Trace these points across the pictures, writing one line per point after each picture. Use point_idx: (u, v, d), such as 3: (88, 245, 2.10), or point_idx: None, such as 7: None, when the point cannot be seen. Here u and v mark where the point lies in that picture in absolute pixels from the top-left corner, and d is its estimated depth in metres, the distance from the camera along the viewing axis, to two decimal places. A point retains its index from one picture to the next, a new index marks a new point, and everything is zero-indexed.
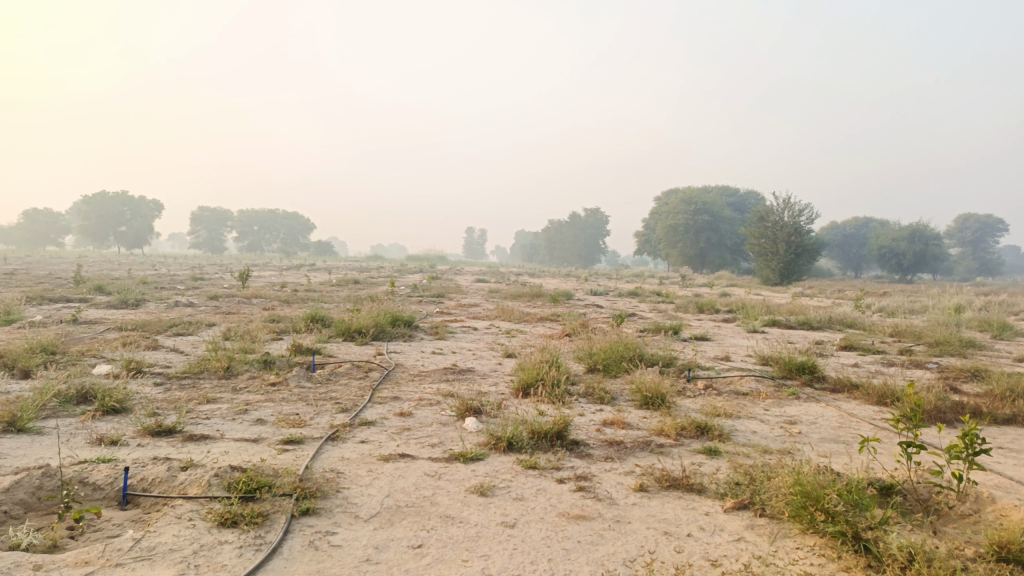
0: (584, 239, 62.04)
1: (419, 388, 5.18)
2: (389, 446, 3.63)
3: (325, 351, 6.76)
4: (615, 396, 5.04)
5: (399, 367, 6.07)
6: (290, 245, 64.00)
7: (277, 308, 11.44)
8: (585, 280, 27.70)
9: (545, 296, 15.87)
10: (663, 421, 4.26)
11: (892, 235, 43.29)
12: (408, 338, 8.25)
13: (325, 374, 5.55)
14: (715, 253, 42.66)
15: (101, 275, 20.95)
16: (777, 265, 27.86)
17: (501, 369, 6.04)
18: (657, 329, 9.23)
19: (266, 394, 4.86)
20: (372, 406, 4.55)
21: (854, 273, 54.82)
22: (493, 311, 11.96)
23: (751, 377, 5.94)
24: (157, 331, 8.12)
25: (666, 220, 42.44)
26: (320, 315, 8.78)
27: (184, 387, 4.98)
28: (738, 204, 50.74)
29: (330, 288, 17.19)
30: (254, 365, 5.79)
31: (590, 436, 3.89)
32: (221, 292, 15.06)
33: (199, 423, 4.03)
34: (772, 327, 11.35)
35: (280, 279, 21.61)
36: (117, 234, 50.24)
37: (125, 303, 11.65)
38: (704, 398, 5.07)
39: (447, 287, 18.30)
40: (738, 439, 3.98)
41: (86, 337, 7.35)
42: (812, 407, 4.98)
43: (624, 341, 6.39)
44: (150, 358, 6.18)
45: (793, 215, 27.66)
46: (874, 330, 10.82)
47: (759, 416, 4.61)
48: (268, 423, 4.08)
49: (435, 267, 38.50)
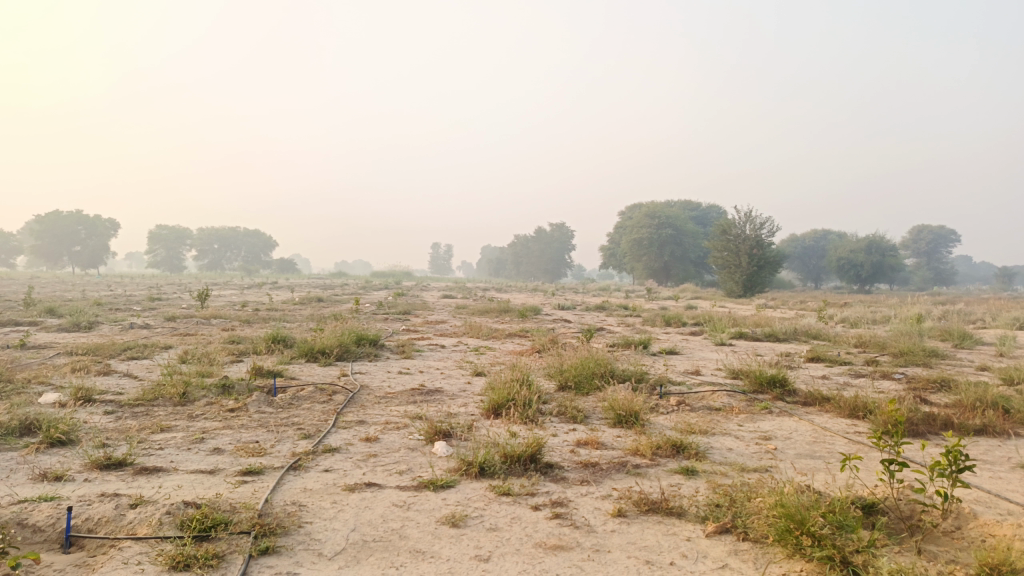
0: (550, 253, 62.19)
1: (385, 412, 5.01)
2: (354, 474, 3.47)
3: (288, 374, 6.54)
4: (588, 414, 4.93)
5: (364, 389, 5.88)
6: (252, 263, 62.94)
7: (238, 329, 11.13)
8: (552, 295, 27.71)
9: (513, 311, 15.76)
10: (637, 440, 4.16)
11: (849, 246, 44.23)
12: (374, 357, 8.06)
13: (287, 398, 5.35)
14: (679, 266, 43.06)
15: (53, 296, 20.25)
16: (740, 277, 28.19)
17: (470, 389, 5.90)
18: (627, 343, 9.17)
19: (225, 421, 4.64)
20: (336, 432, 4.36)
21: (814, 284, 55.82)
22: (461, 328, 11.79)
23: (723, 392, 5.89)
24: (110, 355, 7.79)
25: (631, 234, 42.77)
26: (283, 335, 8.53)
27: (137, 416, 4.73)
28: (700, 218, 51.40)
29: (293, 307, 16.84)
30: (212, 389, 5.56)
31: (564, 458, 3.77)
32: (180, 312, 14.66)
33: (152, 454, 3.81)
34: (739, 339, 11.40)
35: (241, 298, 21.15)
36: (72, 253, 48.84)
37: (77, 326, 11.21)
38: (677, 415, 4.98)
39: (414, 304, 18.07)
40: (715, 457, 3.89)
41: (33, 363, 7.00)
42: (786, 421, 4.94)
43: (594, 357, 6.29)
44: (102, 385, 5.90)
45: (754, 228, 28.09)
46: (840, 341, 10.93)
47: (734, 432, 4.54)
48: (226, 452, 3.88)
49: (400, 284, 38.19)
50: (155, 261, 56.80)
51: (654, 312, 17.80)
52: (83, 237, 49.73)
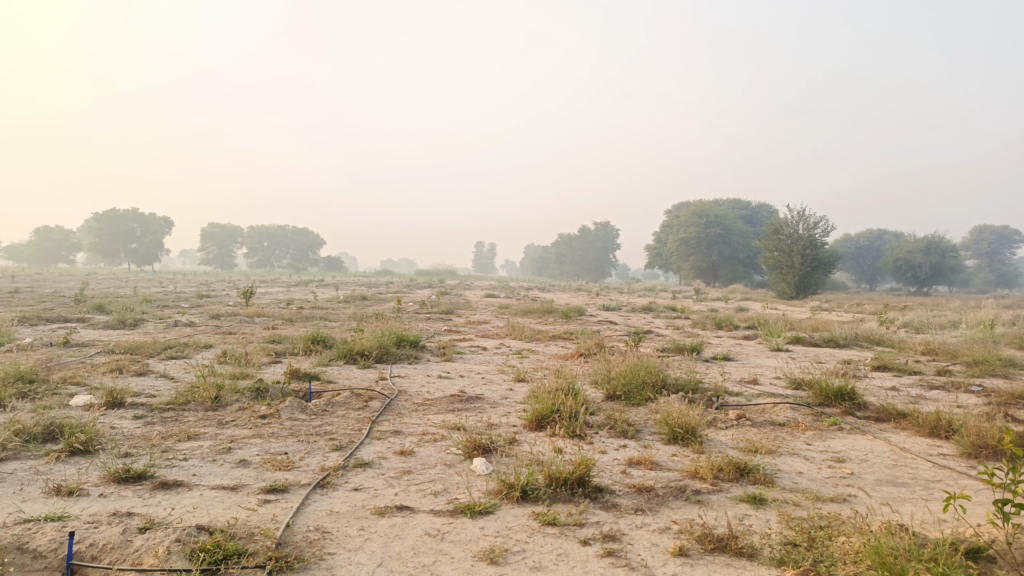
0: (595, 253, 61.52)
1: (423, 421, 4.72)
2: (385, 495, 3.18)
3: (325, 377, 6.31)
4: (639, 429, 4.56)
5: (402, 395, 5.61)
6: (300, 261, 63.80)
7: (280, 327, 11.05)
8: (596, 295, 27.20)
9: (557, 311, 15.39)
10: (695, 461, 3.78)
11: (907, 246, 42.56)
12: (414, 359, 7.80)
13: (321, 404, 5.10)
14: (728, 267, 42.04)
15: (106, 293, 20.65)
16: (792, 278, 27.24)
17: (513, 397, 5.57)
18: (677, 348, 8.73)
19: (255, 429, 4.41)
20: (369, 444, 4.09)
21: (869, 285, 53.97)
22: (504, 329, 11.48)
23: (785, 404, 5.44)
24: (149, 354, 7.70)
25: (678, 233, 41.89)
26: (322, 336, 8.33)
27: (165, 422, 4.53)
28: (750, 217, 50.12)
29: (337, 305, 16.76)
30: (245, 393, 5.35)
31: (616, 481, 3.42)
32: (224, 310, 14.71)
33: (175, 466, 3.58)
34: (796, 344, 10.85)
35: (286, 297, 21.23)
36: (127, 250, 50.05)
37: (122, 323, 11.28)
38: (738, 432, 4.57)
39: (457, 303, 17.85)
40: (785, 484, 3.49)
41: (73, 362, 6.93)
42: (859, 440, 4.49)
43: (645, 364, 5.90)
44: (137, 386, 5.75)
45: (807, 227, 27.17)
46: (906, 347, 10.30)
47: (802, 453, 4.13)
48: (252, 465, 3.62)
49: (443, 282, 38.19)
50: (206, 259, 58.01)
51: (703, 314, 17.20)
52: (138, 235, 51.08)
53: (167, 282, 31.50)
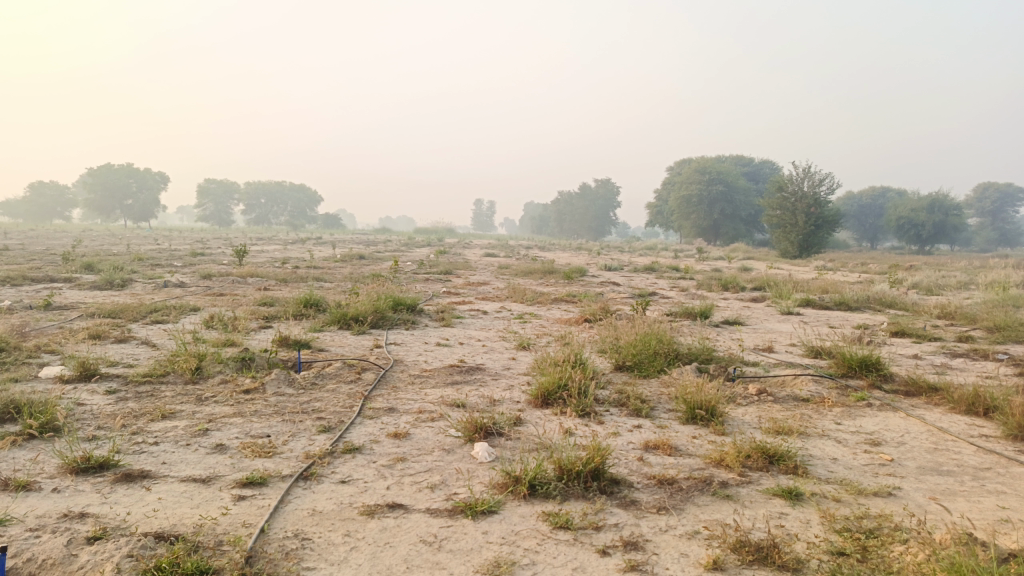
0: (595, 210, 60.86)
1: (419, 396, 4.36)
2: (376, 489, 2.83)
3: (317, 344, 5.95)
4: (653, 405, 4.21)
5: (397, 365, 5.24)
6: (298, 218, 63.11)
7: (272, 289, 10.68)
8: (597, 254, 26.72)
9: (559, 272, 14.99)
10: (718, 445, 3.43)
11: (910, 205, 42.01)
12: (411, 324, 7.44)
13: (309, 376, 4.74)
14: (729, 225, 41.47)
15: (97, 251, 20.17)
16: (796, 237, 26.75)
17: (516, 368, 5.21)
18: (686, 312, 8.35)
19: (237, 406, 4.05)
20: (360, 425, 3.73)
21: (871, 244, 53.49)
22: (504, 291, 11.07)
23: (807, 377, 5.08)
24: (132, 317, 7.33)
25: (680, 190, 41.21)
26: (315, 299, 7.95)
27: (140, 398, 4.18)
28: (752, 174, 49.32)
29: (333, 265, 16.35)
30: (229, 364, 4.95)
31: (634, 470, 3.08)
32: (216, 270, 14.31)
33: (143, 453, 3.22)
34: (806, 306, 10.51)
35: (282, 255, 20.81)
36: (122, 206, 49.41)
37: (110, 283, 10.87)
38: (760, 410, 4.22)
39: (455, 262, 17.46)
40: (821, 474, 3.15)
41: (52, 328, 6.57)
42: (891, 419, 4.15)
43: (657, 332, 5.53)
44: (115, 355, 5.39)
45: (812, 185, 26.61)
46: (920, 311, 9.94)
47: (834, 435, 3.78)
48: (229, 451, 3.27)
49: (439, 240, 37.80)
50: (203, 216, 57.24)
51: (708, 274, 16.75)
52: (134, 190, 50.42)
53: (162, 239, 31.03)
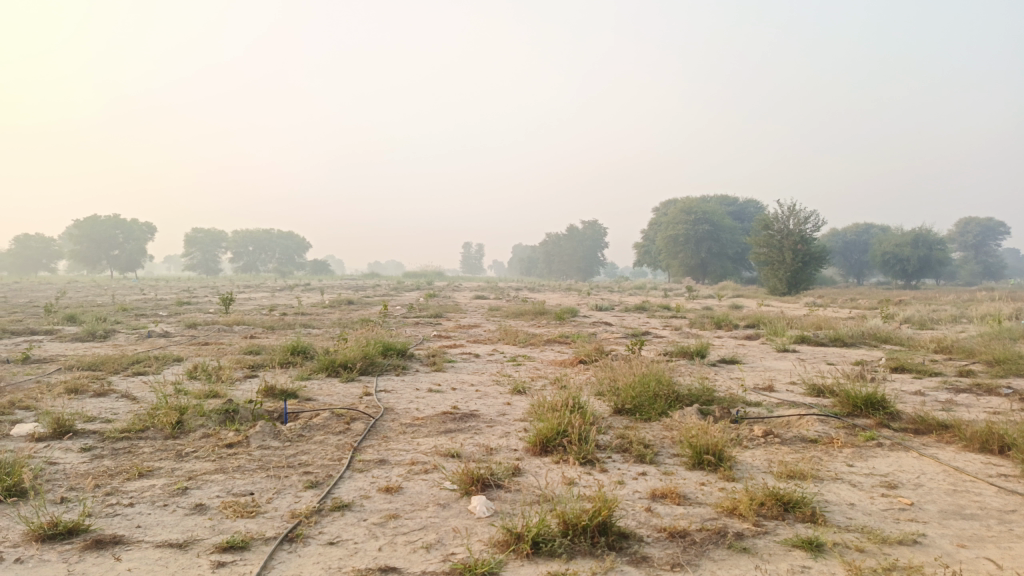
0: (583, 252, 61.09)
1: (411, 446, 4.16)
2: (368, 551, 2.63)
3: (304, 393, 5.74)
4: (657, 451, 4.03)
5: (388, 414, 5.04)
6: (286, 265, 62.89)
7: (259, 336, 10.47)
8: (587, 295, 26.60)
9: (550, 313, 14.85)
10: (729, 492, 3.26)
11: (894, 240, 42.40)
12: (401, 370, 7.24)
13: (296, 427, 4.53)
14: (717, 264, 41.63)
15: (81, 302, 19.85)
16: (784, 274, 26.83)
17: (511, 414, 5.02)
18: (681, 352, 8.21)
19: (219, 461, 3.83)
20: (350, 479, 3.53)
21: (857, 279, 53.81)
22: (496, 333, 10.90)
23: (812, 416, 4.92)
24: (113, 369, 7.10)
25: (667, 230, 41.42)
26: (303, 346, 7.75)
27: (116, 455, 3.95)
28: (738, 213, 49.83)
29: (322, 311, 16.14)
30: (211, 417, 4.73)
31: (642, 522, 2.89)
32: (202, 318, 14.07)
33: (116, 516, 3.00)
34: (801, 343, 10.40)
35: (270, 302, 20.57)
36: (109, 257, 49.10)
37: (92, 335, 10.61)
38: (768, 453, 4.05)
39: (445, 305, 17.35)
40: (839, 522, 2.97)
41: (29, 382, 6.33)
42: (904, 459, 3.99)
43: (655, 373, 5.37)
44: (92, 410, 5.15)
45: (798, 222, 26.81)
46: (916, 346, 9.84)
47: (847, 478, 3.61)
48: (210, 511, 3.06)
49: (429, 284, 37.71)
50: (190, 264, 57.02)
51: (700, 313, 16.67)
52: (121, 241, 50.05)
53: (149, 289, 30.66)
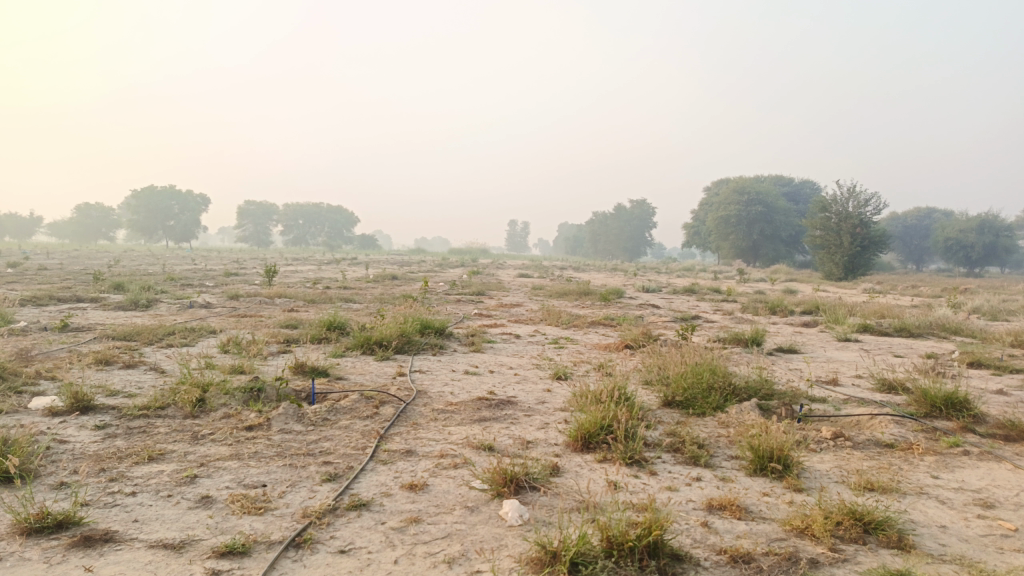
0: (630, 231, 60.06)
1: (441, 436, 3.83)
2: (383, 563, 2.30)
3: (335, 372, 5.47)
4: (712, 452, 3.62)
5: (420, 398, 4.73)
6: (334, 239, 63.51)
7: (298, 310, 10.29)
8: (633, 275, 25.97)
9: (595, 293, 14.40)
10: (798, 507, 2.84)
11: (958, 226, 40.51)
12: (439, 349, 6.94)
13: (322, 410, 4.24)
14: (769, 246, 40.37)
15: (132, 271, 20.17)
16: (841, 259, 25.70)
17: (551, 403, 4.66)
18: (735, 338, 7.72)
19: (236, 446, 3.56)
20: (372, 473, 3.22)
21: (917, 266, 51.68)
22: (538, 313, 10.51)
23: (885, 416, 4.44)
24: (147, 341, 6.95)
25: (718, 211, 40.35)
26: (339, 322, 7.49)
27: (130, 435, 3.72)
28: (792, 195, 48.30)
29: (365, 286, 15.99)
30: (235, 396, 4.48)
31: (698, 541, 2.51)
32: (245, 289, 14.01)
33: (113, 507, 2.74)
34: (863, 333, 9.76)
35: (314, 276, 20.54)
36: (165, 228, 50.14)
37: (135, 304, 10.59)
38: (839, 459, 3.60)
39: (488, 283, 17.07)
40: (931, 549, 2.54)
41: (60, 352, 6.21)
42: (997, 472, 3.50)
43: (709, 362, 4.93)
44: (117, 384, 4.96)
45: (858, 205, 25.66)
46: (991, 338, 9.12)
47: (934, 493, 3.15)
48: (216, 505, 2.78)
49: (474, 261, 37.45)
50: (241, 236, 58.02)
51: (752, 296, 16.02)
52: (176, 212, 51.10)
53: (201, 260, 31.13)
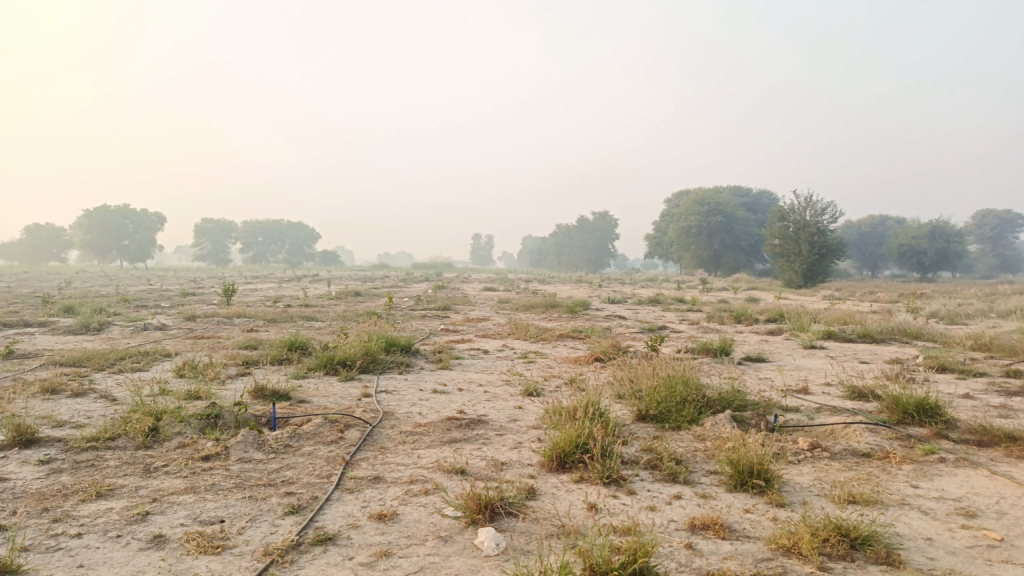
0: (593, 243, 60.37)
1: (411, 460, 3.66)
2: None
3: (298, 395, 5.27)
4: (691, 468, 3.53)
5: (387, 419, 4.56)
6: (296, 256, 62.61)
7: (259, 330, 10.01)
8: (599, 287, 25.96)
9: (562, 306, 14.33)
10: (783, 524, 2.75)
11: (911, 232, 41.58)
12: (405, 367, 6.77)
13: (283, 436, 4.05)
14: (730, 256, 40.91)
15: (84, 293, 19.54)
16: (800, 267, 26.11)
17: (523, 420, 4.54)
18: (704, 348, 7.69)
19: (192, 478, 3.35)
20: (338, 502, 3.05)
21: (872, 272, 52.86)
22: (506, 328, 10.38)
23: (859, 425, 4.41)
24: (99, 366, 6.64)
25: (679, 221, 40.81)
26: (301, 342, 7.26)
27: (77, 470, 3.48)
28: (751, 204, 49.13)
29: (328, 303, 15.68)
30: (191, 423, 4.26)
31: (683, 565, 2.40)
32: (203, 310, 13.61)
33: (55, 552, 2.53)
34: (828, 340, 9.85)
35: (275, 294, 20.12)
36: (119, 248, 48.86)
37: (86, 327, 10.18)
38: (818, 471, 3.54)
39: (454, 298, 16.89)
40: (920, 565, 2.47)
41: (4, 380, 5.88)
42: (976, 479, 3.47)
43: (682, 374, 4.86)
44: (64, 414, 4.69)
45: (815, 213, 26.15)
46: (952, 342, 9.26)
47: (916, 503, 3.10)
48: (170, 544, 2.59)
49: (439, 275, 37.17)
50: (200, 254, 56.86)
51: (716, 305, 16.15)
52: (131, 231, 49.86)
53: (158, 280, 30.33)
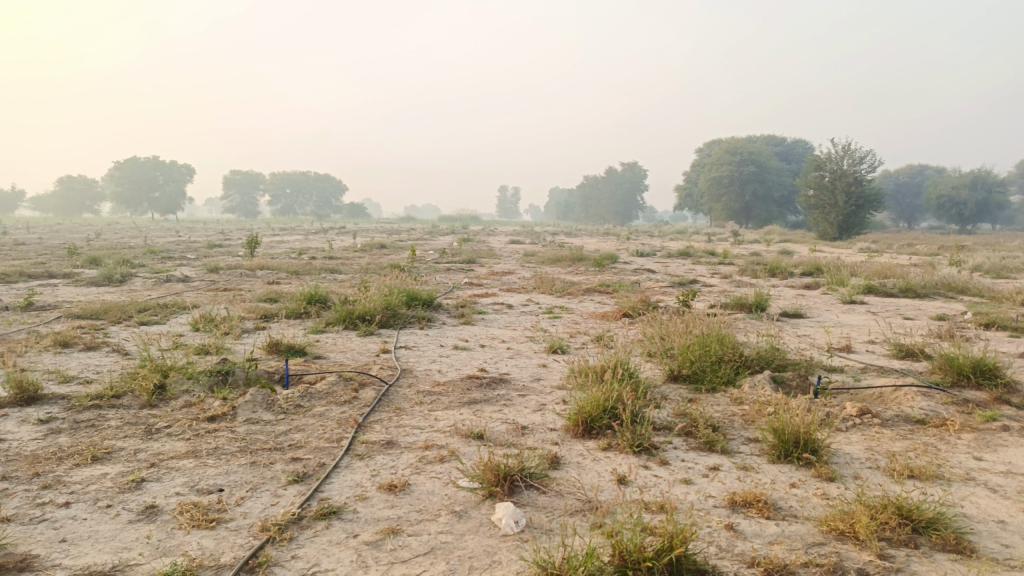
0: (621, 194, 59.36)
1: (427, 423, 3.43)
2: None
3: (313, 351, 5.06)
4: (728, 435, 3.25)
5: (404, 378, 4.34)
6: (323, 208, 62.62)
7: (281, 283, 9.85)
8: (628, 238, 25.41)
9: (589, 259, 13.98)
10: (836, 502, 2.46)
11: (951, 183, 40.12)
12: (426, 321, 6.54)
13: (294, 395, 3.84)
14: (762, 207, 39.88)
15: (113, 244, 19.63)
16: (835, 218, 25.24)
17: (547, 380, 4.28)
18: (737, 304, 7.34)
19: (194, 441, 3.16)
20: (347, 470, 2.82)
21: (909, 224, 51.27)
22: (531, 280, 10.10)
23: (911, 387, 4.07)
24: (113, 319, 6.48)
25: (710, 172, 39.83)
26: (321, 295, 7.05)
27: (76, 431, 3.31)
28: (784, 154, 47.73)
29: (352, 256, 15.50)
30: (200, 379, 4.08)
31: (724, 551, 2.14)
32: (226, 262, 13.48)
33: (38, 524, 2.33)
34: (868, 294, 9.40)
35: (301, 246, 20.03)
36: (150, 199, 49.26)
37: (109, 279, 10.08)
38: (869, 440, 3.23)
39: (479, 251, 16.61)
40: (995, 553, 2.17)
41: (18, 333, 5.76)
42: None
43: (717, 332, 4.54)
44: (73, 369, 4.53)
45: (853, 162, 25.23)
46: (1002, 297, 8.77)
47: (982, 479, 2.79)
48: (161, 517, 2.39)
49: (465, 228, 36.85)
50: (229, 206, 57.11)
51: (748, 258, 15.67)
52: (161, 183, 50.12)
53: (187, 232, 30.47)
